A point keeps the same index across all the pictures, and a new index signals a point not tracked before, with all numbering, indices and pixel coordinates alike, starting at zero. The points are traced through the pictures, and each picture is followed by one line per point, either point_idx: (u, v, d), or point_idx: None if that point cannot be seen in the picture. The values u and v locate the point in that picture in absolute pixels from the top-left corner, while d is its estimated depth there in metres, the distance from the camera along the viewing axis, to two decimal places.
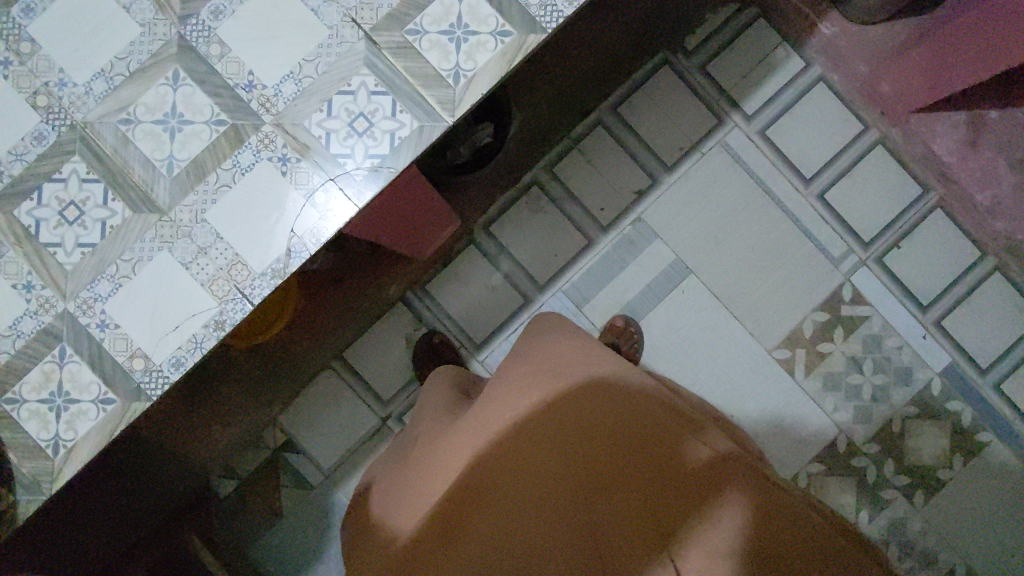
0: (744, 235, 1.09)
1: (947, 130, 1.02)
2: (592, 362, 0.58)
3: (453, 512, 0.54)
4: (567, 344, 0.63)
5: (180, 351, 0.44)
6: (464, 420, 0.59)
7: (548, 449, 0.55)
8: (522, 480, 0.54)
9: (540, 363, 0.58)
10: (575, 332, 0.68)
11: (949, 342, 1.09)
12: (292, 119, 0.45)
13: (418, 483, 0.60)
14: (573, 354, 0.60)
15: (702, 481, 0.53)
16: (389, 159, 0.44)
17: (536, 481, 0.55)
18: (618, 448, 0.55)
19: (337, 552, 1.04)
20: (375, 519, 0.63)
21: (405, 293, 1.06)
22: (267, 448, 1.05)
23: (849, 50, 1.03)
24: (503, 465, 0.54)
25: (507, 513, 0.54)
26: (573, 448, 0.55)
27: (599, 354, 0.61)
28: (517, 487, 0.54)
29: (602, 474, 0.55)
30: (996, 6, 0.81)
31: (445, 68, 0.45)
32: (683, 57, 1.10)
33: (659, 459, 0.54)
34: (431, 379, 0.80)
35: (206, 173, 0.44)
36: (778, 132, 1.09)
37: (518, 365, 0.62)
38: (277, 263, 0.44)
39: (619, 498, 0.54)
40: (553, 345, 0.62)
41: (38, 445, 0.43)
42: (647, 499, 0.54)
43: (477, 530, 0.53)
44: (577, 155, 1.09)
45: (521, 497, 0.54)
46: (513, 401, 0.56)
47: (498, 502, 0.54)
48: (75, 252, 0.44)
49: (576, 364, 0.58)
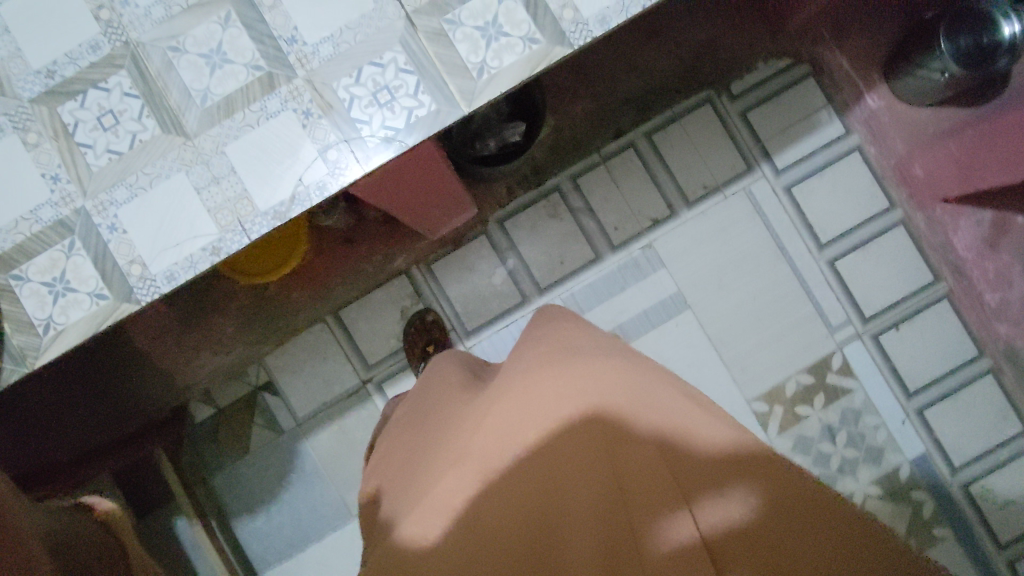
0: (748, 283, 1.11)
1: (969, 227, 1.03)
2: (605, 378, 0.57)
3: (468, 519, 0.54)
4: (579, 345, 0.64)
5: (175, 266, 0.47)
6: (468, 421, 0.60)
7: (564, 459, 0.55)
8: (532, 493, 0.55)
9: (551, 361, 0.60)
10: (582, 329, 0.69)
11: (925, 432, 1.10)
12: (323, 78, 0.48)
13: (423, 480, 0.59)
14: (579, 365, 0.59)
15: (732, 537, 0.50)
16: (402, 133, 0.47)
17: (547, 499, 0.55)
18: (632, 477, 0.53)
19: (293, 496, 1.08)
20: (383, 523, 0.63)
21: (411, 267, 1.10)
22: (249, 383, 1.09)
23: (890, 126, 1.06)
24: (518, 473, 0.55)
25: (521, 521, 0.54)
26: (590, 460, 0.55)
27: (611, 368, 0.59)
28: (530, 497, 0.55)
29: (623, 486, 0.54)
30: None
31: (472, 61, 0.48)
32: (727, 99, 1.11)
33: (678, 500, 0.52)
34: (442, 356, 0.82)
35: (235, 111, 0.48)
36: (804, 192, 1.11)
37: (528, 371, 0.60)
38: (280, 205, 0.47)
39: (645, 538, 0.52)
40: (563, 355, 0.61)
41: (32, 322, 0.47)
42: (676, 546, 0.50)
43: (488, 541, 0.53)
44: (603, 171, 1.11)
45: (532, 516, 0.54)
46: (528, 405, 0.57)
47: (506, 514, 0.54)
48: (102, 156, 0.48)
49: (580, 384, 0.57)
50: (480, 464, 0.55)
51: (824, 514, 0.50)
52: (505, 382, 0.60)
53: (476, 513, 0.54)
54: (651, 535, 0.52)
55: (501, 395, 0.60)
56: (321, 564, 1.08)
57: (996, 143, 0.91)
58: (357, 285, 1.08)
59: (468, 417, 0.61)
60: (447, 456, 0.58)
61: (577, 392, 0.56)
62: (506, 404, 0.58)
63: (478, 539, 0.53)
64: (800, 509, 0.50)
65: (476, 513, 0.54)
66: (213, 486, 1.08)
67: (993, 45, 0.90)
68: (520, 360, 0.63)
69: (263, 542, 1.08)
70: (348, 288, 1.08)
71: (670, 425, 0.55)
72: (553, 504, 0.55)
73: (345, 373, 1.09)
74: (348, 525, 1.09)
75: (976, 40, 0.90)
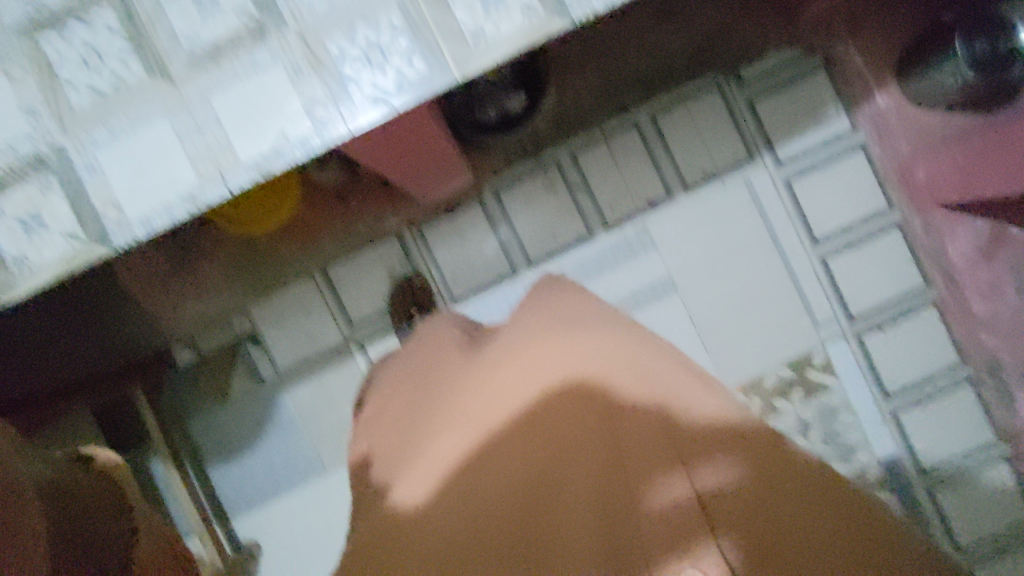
0: (738, 273, 1.11)
1: (966, 234, 1.00)
2: (602, 348, 0.58)
3: (460, 481, 0.54)
4: (579, 312, 0.65)
5: (153, 213, 0.47)
6: (467, 384, 0.62)
7: (559, 424, 0.55)
8: (524, 451, 0.54)
9: (552, 330, 0.62)
10: (581, 297, 0.70)
11: (899, 435, 1.11)
12: (315, 32, 0.46)
13: (420, 440, 0.62)
14: (578, 334, 0.60)
15: (729, 501, 0.46)
16: (392, 96, 0.47)
17: (539, 463, 0.54)
18: (628, 442, 0.52)
19: (270, 447, 1.10)
20: (376, 486, 0.64)
21: (403, 230, 1.09)
22: (234, 332, 1.09)
23: (896, 126, 1.04)
24: (512, 437, 0.55)
25: (511, 482, 0.53)
26: (585, 424, 0.54)
27: (607, 338, 0.60)
28: (522, 462, 0.54)
29: (618, 452, 0.52)
30: None
31: (468, 27, 0.46)
32: (736, 86, 1.10)
33: (673, 460, 0.49)
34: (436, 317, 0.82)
35: (222, 59, 0.47)
36: (803, 187, 1.11)
37: (531, 342, 0.61)
38: (263, 160, 0.47)
39: (636, 501, 0.49)
40: (565, 329, 0.61)
41: (5, 258, 0.47)
42: (666, 506, 0.47)
43: (477, 501, 0.53)
44: (603, 148, 1.10)
45: (523, 479, 0.53)
46: (525, 370, 0.58)
47: (496, 476, 0.54)
48: (84, 95, 0.47)
49: (579, 353, 0.58)
50: (474, 428, 0.57)
51: (822, 497, 0.47)
52: (506, 351, 0.62)
53: (469, 469, 0.55)
54: (644, 496, 0.49)
55: (502, 358, 0.61)
56: (294, 514, 1.10)
57: (1007, 152, 0.87)
58: (345, 242, 1.07)
59: (468, 382, 0.62)
60: (447, 420, 0.60)
61: (574, 361, 0.57)
62: (504, 368, 0.60)
63: (466, 492, 0.54)
64: (803, 488, 0.48)
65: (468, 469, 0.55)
66: (193, 430, 1.09)
67: (1011, 54, 0.84)
68: (520, 333, 0.64)
69: (238, 488, 1.10)
70: (337, 245, 1.07)
71: (668, 396, 0.54)
72: (546, 463, 0.53)
73: (330, 330, 1.09)
74: (323, 479, 1.10)
75: (990, 45, 0.85)
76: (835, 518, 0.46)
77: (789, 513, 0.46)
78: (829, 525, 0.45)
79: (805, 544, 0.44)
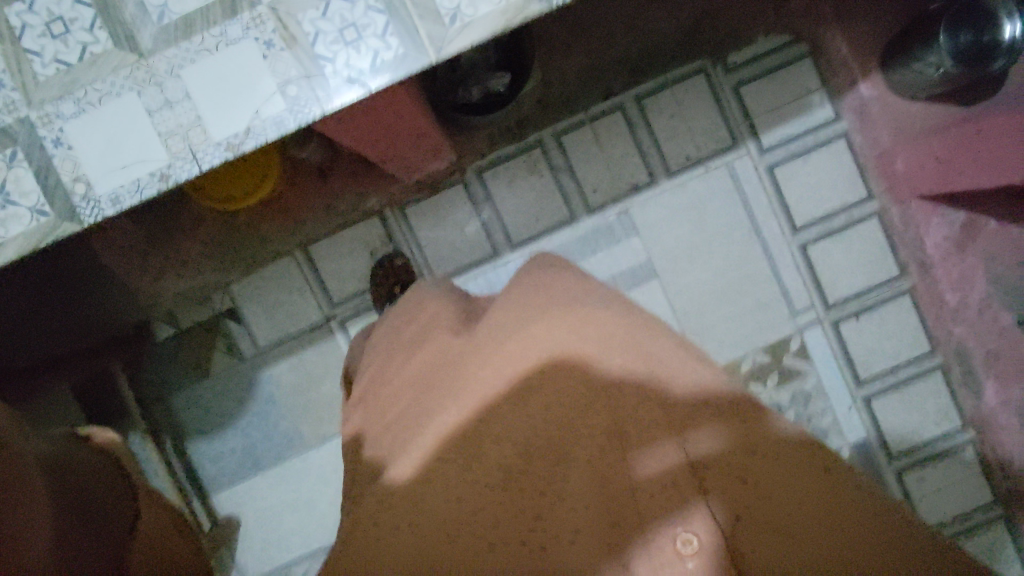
0: (719, 259, 1.11)
1: (939, 225, 1.05)
2: (586, 320, 0.53)
3: (433, 466, 0.50)
4: (562, 283, 0.60)
5: (121, 189, 0.46)
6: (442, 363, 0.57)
7: (540, 400, 0.50)
8: (510, 431, 0.50)
9: (537, 302, 0.56)
10: (566, 269, 0.64)
11: (869, 420, 1.13)
12: (289, 8, 0.46)
13: (393, 422, 0.57)
14: (560, 307, 0.54)
15: (720, 468, 0.46)
16: (367, 76, 0.46)
17: (520, 442, 0.50)
18: (616, 415, 0.49)
19: (249, 424, 1.10)
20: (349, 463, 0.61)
21: (384, 210, 1.08)
22: (213, 309, 1.08)
23: (879, 116, 1.06)
24: (488, 416, 0.50)
25: (492, 464, 0.49)
26: (568, 400, 0.50)
27: (592, 311, 0.54)
28: (502, 442, 0.49)
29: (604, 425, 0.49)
30: None
31: (445, 7, 0.46)
32: (722, 72, 1.10)
33: (664, 430, 0.47)
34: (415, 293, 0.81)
35: (193, 33, 0.46)
36: (786, 174, 1.11)
37: (516, 315, 0.55)
38: (234, 138, 0.46)
39: (627, 471, 0.47)
40: (553, 301, 0.55)
41: None
42: (658, 475, 0.46)
43: (456, 484, 0.49)
44: (588, 131, 1.09)
45: (505, 460, 0.49)
46: (503, 347, 0.52)
47: (476, 459, 0.49)
48: (50, 66, 0.45)
49: (561, 327, 0.52)
50: (453, 412, 0.51)
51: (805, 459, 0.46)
52: (486, 325, 0.56)
53: (448, 451, 0.50)
54: (633, 465, 0.47)
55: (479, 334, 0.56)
56: (273, 490, 1.11)
57: (1007, 144, 0.85)
58: (327, 221, 1.07)
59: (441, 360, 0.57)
60: (428, 405, 0.54)
61: (556, 335, 0.51)
62: (481, 345, 0.54)
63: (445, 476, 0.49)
64: (789, 452, 0.46)
65: (447, 453, 0.50)
66: (171, 405, 1.09)
67: (992, 44, 0.89)
68: (502, 305, 0.58)
69: (216, 463, 1.10)
70: (319, 224, 1.07)
71: (654, 368, 0.50)
72: (531, 438, 0.50)
73: (309, 308, 1.09)
74: (302, 456, 1.11)
75: (976, 36, 0.89)
76: (818, 478, 0.45)
77: (783, 483, 0.44)
78: (813, 488, 0.44)
79: (801, 516, 0.43)
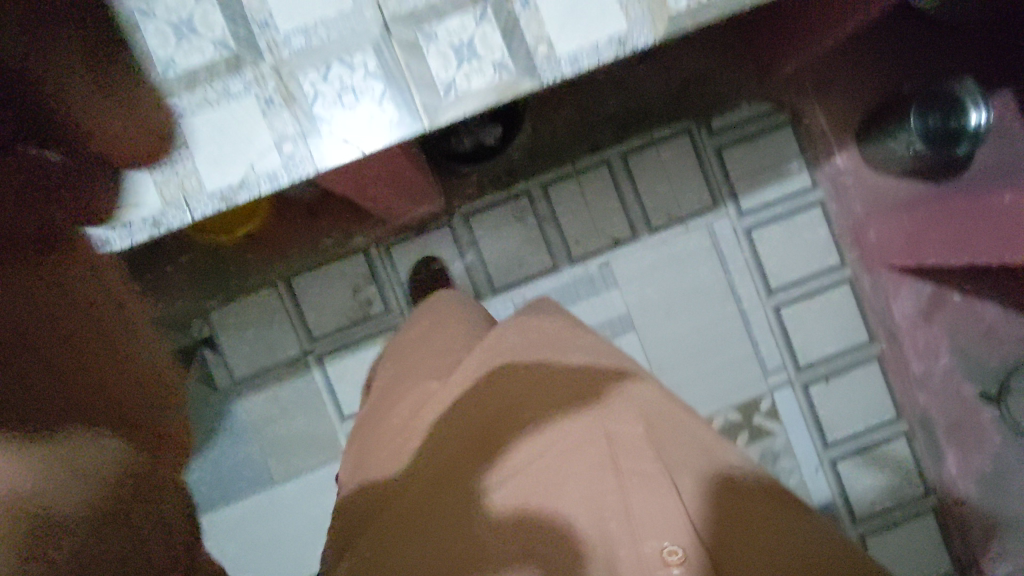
0: (695, 316, 1.14)
1: (908, 296, 1.12)
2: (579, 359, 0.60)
3: (442, 482, 0.54)
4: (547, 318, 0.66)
5: (110, 231, 0.47)
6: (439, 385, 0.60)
7: (544, 427, 0.56)
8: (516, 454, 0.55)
9: (534, 337, 0.62)
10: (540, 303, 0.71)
11: (836, 484, 1.15)
12: (290, 69, 0.48)
13: (383, 439, 0.59)
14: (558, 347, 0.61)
15: (701, 487, 0.55)
16: (362, 137, 0.48)
17: (524, 463, 0.55)
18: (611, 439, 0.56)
19: (217, 455, 1.08)
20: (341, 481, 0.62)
21: (370, 246, 1.09)
22: (191, 336, 1.07)
23: (853, 186, 1.13)
24: (498, 440, 0.56)
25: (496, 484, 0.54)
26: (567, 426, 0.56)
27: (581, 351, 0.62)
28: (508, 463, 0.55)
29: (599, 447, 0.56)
30: (978, 204, 0.87)
31: (441, 78, 0.48)
32: (705, 134, 1.13)
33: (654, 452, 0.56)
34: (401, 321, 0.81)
35: (196, 86, 0.47)
36: (763, 237, 1.14)
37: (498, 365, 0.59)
38: (228, 189, 0.48)
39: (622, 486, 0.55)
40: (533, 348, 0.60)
41: None
42: (648, 490, 0.55)
43: (465, 501, 0.54)
44: (573, 184, 1.12)
45: (508, 479, 0.55)
46: (508, 378, 0.58)
47: (486, 478, 0.55)
48: None
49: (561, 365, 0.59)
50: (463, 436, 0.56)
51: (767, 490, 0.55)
52: (464, 365, 0.59)
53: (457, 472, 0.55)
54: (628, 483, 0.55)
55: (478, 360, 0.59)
56: (237, 524, 1.09)
57: (954, 226, 0.92)
58: (314, 256, 1.08)
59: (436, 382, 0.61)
60: (428, 428, 0.58)
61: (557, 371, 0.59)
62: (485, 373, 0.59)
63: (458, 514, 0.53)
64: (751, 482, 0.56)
65: (456, 493, 0.54)
66: None
67: (958, 130, 0.95)
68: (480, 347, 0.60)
69: None
70: (303, 258, 1.08)
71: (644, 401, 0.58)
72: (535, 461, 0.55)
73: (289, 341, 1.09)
74: (269, 491, 1.09)
75: (943, 120, 0.96)
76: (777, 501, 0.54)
77: (760, 509, 0.53)
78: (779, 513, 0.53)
79: (775, 535, 0.52)
